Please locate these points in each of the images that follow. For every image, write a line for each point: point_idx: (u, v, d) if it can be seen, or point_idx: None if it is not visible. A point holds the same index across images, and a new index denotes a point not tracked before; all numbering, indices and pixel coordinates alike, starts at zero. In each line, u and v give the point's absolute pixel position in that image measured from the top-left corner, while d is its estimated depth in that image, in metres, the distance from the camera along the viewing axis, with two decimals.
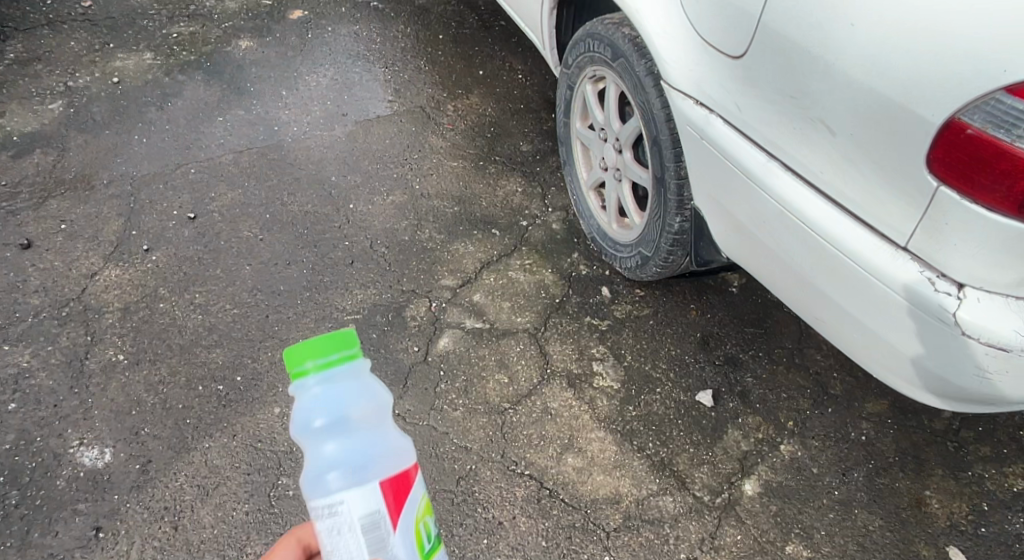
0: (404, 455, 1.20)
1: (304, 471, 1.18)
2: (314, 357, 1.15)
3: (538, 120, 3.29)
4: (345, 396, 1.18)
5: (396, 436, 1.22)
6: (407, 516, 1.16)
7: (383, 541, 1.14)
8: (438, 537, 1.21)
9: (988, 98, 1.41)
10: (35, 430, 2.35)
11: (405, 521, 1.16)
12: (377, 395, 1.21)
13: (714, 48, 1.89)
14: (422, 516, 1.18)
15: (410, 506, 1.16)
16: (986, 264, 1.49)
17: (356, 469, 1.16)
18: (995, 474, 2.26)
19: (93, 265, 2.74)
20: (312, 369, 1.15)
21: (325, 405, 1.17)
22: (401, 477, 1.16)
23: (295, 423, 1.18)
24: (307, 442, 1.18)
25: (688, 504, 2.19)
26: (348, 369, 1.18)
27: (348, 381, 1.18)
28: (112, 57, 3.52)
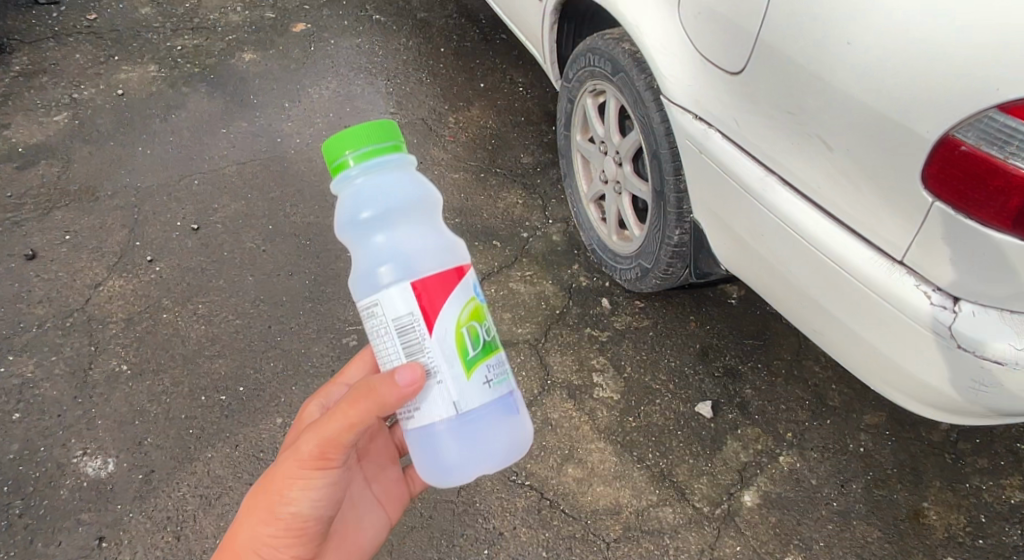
0: (444, 249, 1.44)
1: (356, 256, 1.45)
2: (355, 149, 1.43)
3: (539, 132, 3.31)
4: (388, 192, 1.44)
5: (440, 234, 1.47)
6: (451, 317, 1.40)
7: (417, 341, 1.39)
8: (486, 346, 1.44)
9: (981, 116, 1.43)
10: (40, 440, 2.38)
11: (444, 325, 1.39)
12: (419, 194, 1.47)
13: (711, 64, 1.92)
14: (467, 322, 1.42)
15: (452, 302, 1.40)
16: (980, 279, 1.51)
17: (394, 250, 1.42)
18: (992, 486, 2.28)
19: (97, 275, 2.76)
20: (353, 160, 1.43)
21: (370, 198, 1.44)
22: (438, 269, 1.40)
23: (344, 216, 1.45)
24: (356, 232, 1.46)
25: (687, 515, 2.22)
26: (391, 162, 1.45)
27: (390, 175, 1.45)
28: (117, 70, 3.55)
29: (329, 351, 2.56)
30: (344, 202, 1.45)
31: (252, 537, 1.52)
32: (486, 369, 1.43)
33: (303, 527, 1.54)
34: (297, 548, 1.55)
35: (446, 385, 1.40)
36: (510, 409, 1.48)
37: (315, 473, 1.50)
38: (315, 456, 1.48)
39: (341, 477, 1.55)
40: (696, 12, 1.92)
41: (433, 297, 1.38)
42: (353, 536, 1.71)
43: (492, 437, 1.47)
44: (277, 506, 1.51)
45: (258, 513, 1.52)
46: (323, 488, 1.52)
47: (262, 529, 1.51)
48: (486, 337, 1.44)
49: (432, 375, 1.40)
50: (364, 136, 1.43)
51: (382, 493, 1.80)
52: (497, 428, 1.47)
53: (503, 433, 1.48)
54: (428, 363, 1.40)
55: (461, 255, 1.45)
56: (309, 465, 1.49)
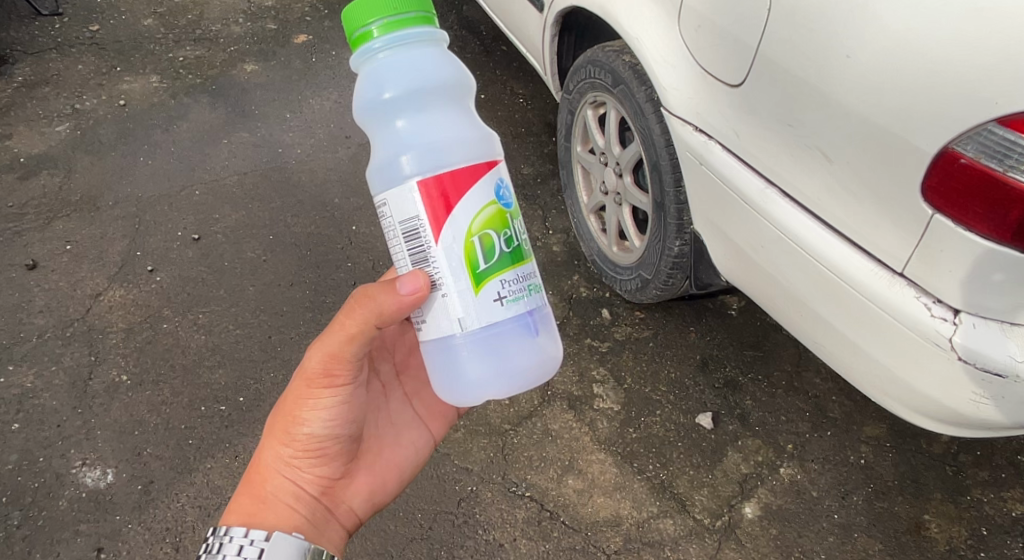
0: (466, 140, 1.46)
1: (377, 137, 1.48)
2: (382, 20, 1.43)
3: (539, 144, 3.32)
4: (411, 70, 1.45)
5: (464, 122, 1.48)
6: (463, 222, 1.43)
7: (424, 248, 1.44)
8: (502, 258, 1.46)
9: (980, 129, 1.44)
10: (39, 450, 2.38)
11: (453, 231, 1.42)
12: (445, 74, 1.47)
13: (711, 77, 1.92)
14: (480, 232, 1.44)
15: (464, 206, 1.42)
16: (981, 291, 1.51)
17: (413, 133, 1.45)
18: (993, 498, 2.27)
19: (97, 285, 2.77)
20: (378, 30, 1.43)
21: (394, 76, 1.45)
22: (459, 163, 1.43)
23: (366, 94, 1.47)
24: (377, 109, 1.48)
25: (688, 527, 2.22)
26: (420, 36, 1.46)
27: (416, 52, 1.46)
28: (119, 80, 3.57)
29: None
30: (368, 79, 1.47)
31: (273, 459, 1.66)
32: (500, 284, 1.45)
33: (321, 445, 1.67)
34: (319, 465, 1.67)
35: (450, 301, 1.44)
36: (531, 328, 1.50)
37: (320, 391, 1.64)
38: (319, 373, 1.63)
39: (351, 393, 1.68)
40: (696, 24, 1.92)
41: (448, 194, 1.41)
42: (390, 454, 1.81)
43: (510, 354, 1.51)
44: (291, 426, 1.65)
45: (276, 435, 1.66)
46: (332, 406, 1.65)
47: (279, 449, 1.66)
48: (504, 247, 1.46)
49: (437, 288, 1.44)
50: (392, 4, 1.43)
51: (424, 411, 1.89)
52: (513, 346, 1.51)
53: (520, 352, 1.52)
54: (432, 276, 1.44)
55: (485, 144, 1.47)
56: (315, 384, 1.64)
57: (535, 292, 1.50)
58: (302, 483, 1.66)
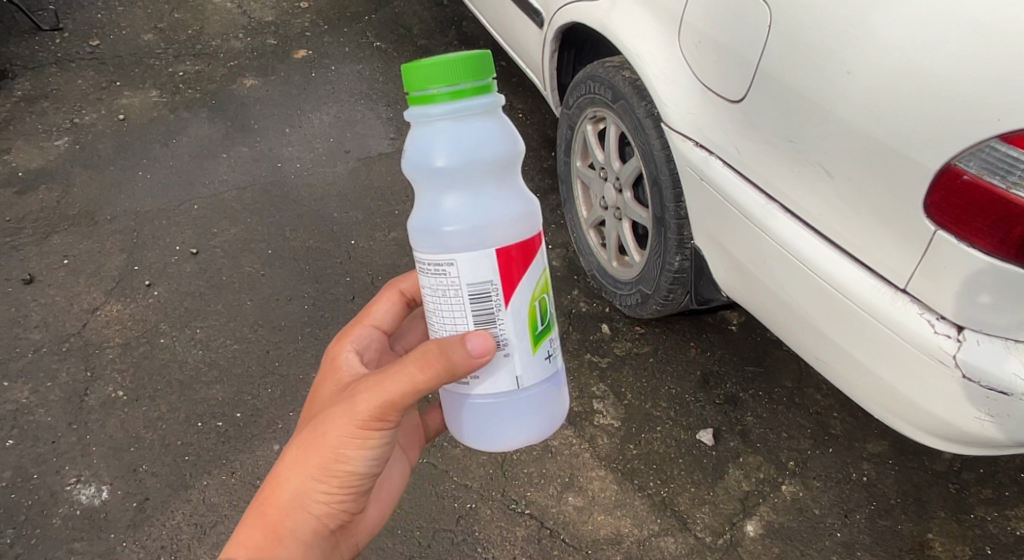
0: (519, 214, 1.44)
1: (426, 202, 1.45)
2: (442, 86, 1.39)
3: (539, 159, 3.31)
4: (467, 138, 1.42)
5: (516, 192, 1.46)
6: (527, 290, 1.45)
7: (493, 312, 1.44)
8: (550, 321, 1.51)
9: (983, 146, 1.43)
10: (33, 466, 2.35)
11: (522, 296, 1.44)
12: (503, 145, 1.44)
13: (712, 92, 1.92)
14: (539, 295, 1.48)
15: (529, 275, 1.44)
16: (985, 309, 1.50)
17: (467, 203, 1.42)
18: (997, 517, 2.25)
19: (94, 300, 2.75)
20: (439, 95, 1.39)
21: (450, 142, 1.41)
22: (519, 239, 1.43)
23: (418, 159, 1.43)
24: (428, 175, 1.44)
25: (689, 545, 2.20)
26: (479, 102, 1.42)
27: (473, 119, 1.43)
28: (118, 95, 3.57)
29: None
30: (423, 142, 1.43)
31: (302, 494, 1.52)
32: (549, 343, 1.51)
33: (356, 482, 1.55)
34: (347, 500, 1.57)
35: (512, 362, 1.47)
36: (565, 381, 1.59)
37: (370, 435, 1.50)
38: (372, 417, 1.48)
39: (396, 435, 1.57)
40: (696, 40, 1.92)
41: (513, 268, 1.42)
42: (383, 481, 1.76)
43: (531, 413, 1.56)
44: (328, 465, 1.51)
45: (308, 470, 1.51)
46: (376, 452, 1.53)
47: (312, 486, 1.51)
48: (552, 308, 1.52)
49: (503, 348, 1.46)
50: (455, 70, 1.39)
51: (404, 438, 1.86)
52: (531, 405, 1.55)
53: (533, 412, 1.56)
54: (500, 336, 1.45)
55: (534, 216, 1.47)
56: (366, 426, 1.49)
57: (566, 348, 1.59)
58: (326, 518, 1.55)
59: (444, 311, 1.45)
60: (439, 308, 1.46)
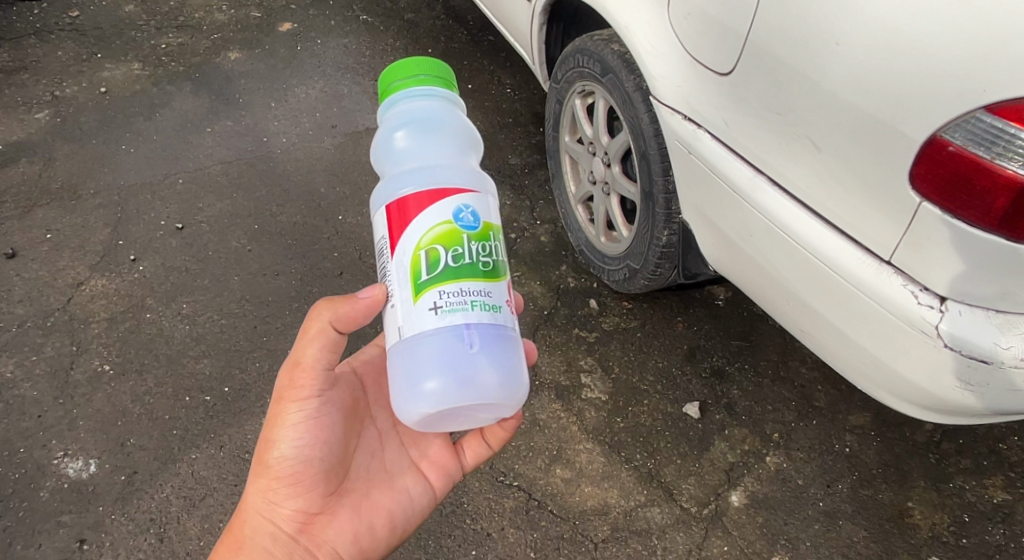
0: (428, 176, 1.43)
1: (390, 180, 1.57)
2: (402, 77, 1.53)
3: (527, 133, 3.27)
4: (415, 116, 1.51)
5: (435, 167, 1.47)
6: (413, 238, 1.38)
7: (385, 263, 1.43)
8: (448, 271, 1.36)
9: (968, 117, 1.44)
10: (19, 440, 2.35)
11: (408, 241, 1.38)
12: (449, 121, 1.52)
13: (701, 65, 1.92)
14: (428, 246, 1.37)
15: (411, 234, 1.38)
16: (966, 279, 1.52)
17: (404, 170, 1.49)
18: (976, 485, 2.29)
19: (79, 274, 2.73)
20: (388, 89, 1.54)
21: (403, 119, 1.51)
22: (402, 193, 1.41)
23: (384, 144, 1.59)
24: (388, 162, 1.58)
25: (675, 515, 2.23)
26: (419, 93, 1.52)
27: (419, 99, 1.52)
28: (100, 67, 3.52)
29: None
30: (380, 118, 1.55)
31: (255, 490, 1.58)
32: (439, 295, 1.36)
33: (296, 469, 1.57)
34: (301, 490, 1.57)
35: (397, 311, 1.39)
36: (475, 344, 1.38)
37: (288, 408, 1.59)
38: (285, 389, 1.60)
39: (327, 413, 1.62)
40: (686, 13, 1.93)
41: (402, 217, 1.40)
42: (380, 496, 1.65)
43: (488, 357, 1.38)
44: (262, 452, 1.59)
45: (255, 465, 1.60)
46: (296, 424, 1.58)
47: (256, 479, 1.58)
48: (451, 263, 1.37)
49: (391, 298, 1.41)
50: (395, 74, 1.54)
51: (420, 459, 1.71)
52: (482, 350, 1.38)
53: (489, 365, 1.39)
54: (388, 286, 1.41)
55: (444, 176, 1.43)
56: (284, 402, 1.59)
57: (483, 308, 1.37)
58: (286, 516, 1.56)
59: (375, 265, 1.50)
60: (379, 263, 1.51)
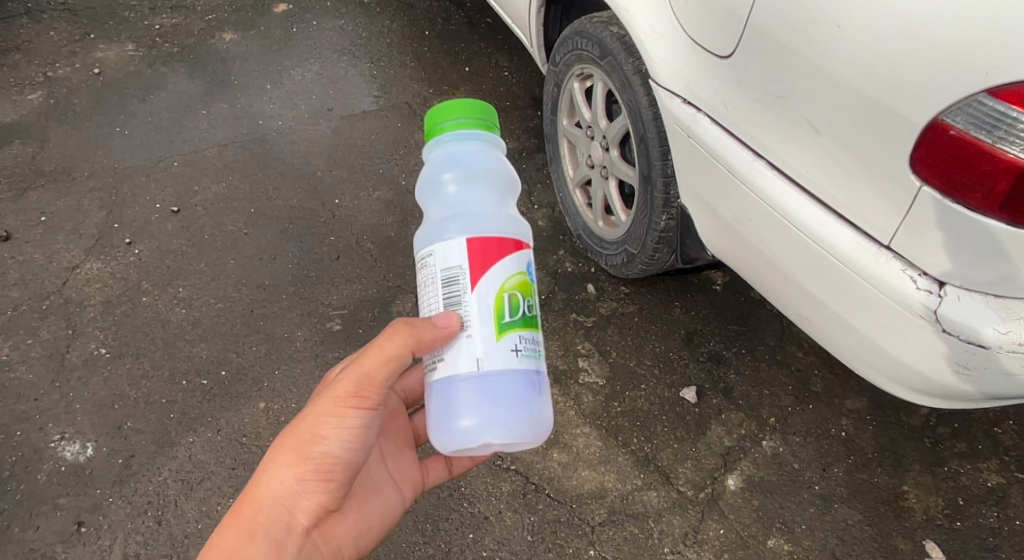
0: (493, 220, 1.46)
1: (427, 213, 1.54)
2: (458, 115, 1.52)
3: (524, 117, 3.26)
4: (468, 159, 1.53)
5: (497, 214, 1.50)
6: (495, 281, 1.41)
7: (459, 295, 1.41)
8: (525, 318, 1.43)
9: (970, 100, 1.44)
10: (16, 423, 2.35)
11: (491, 282, 1.41)
12: (503, 163, 1.55)
13: (702, 48, 1.91)
14: (511, 289, 1.42)
15: (493, 277, 1.41)
16: (965, 263, 1.52)
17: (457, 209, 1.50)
18: (970, 469, 2.30)
19: (74, 257, 2.72)
20: (442, 126, 1.52)
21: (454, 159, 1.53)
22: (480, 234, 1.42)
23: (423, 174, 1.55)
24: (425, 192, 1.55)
25: (672, 499, 2.24)
26: (476, 136, 1.53)
27: (475, 142, 1.53)
28: (93, 48, 3.48)
29: (313, 336, 2.54)
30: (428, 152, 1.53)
31: (283, 478, 1.50)
32: (519, 339, 1.42)
33: (331, 474, 1.52)
34: (328, 490, 1.53)
35: (477, 340, 1.40)
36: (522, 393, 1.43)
37: (348, 414, 1.50)
38: (350, 393, 1.50)
39: (374, 425, 1.56)
40: None
41: (481, 258, 1.41)
42: (369, 504, 1.67)
43: (532, 411, 1.44)
44: (306, 447, 1.50)
45: (290, 454, 1.50)
46: (352, 432, 1.51)
47: (286, 470, 1.50)
48: (527, 311, 1.44)
49: (464, 327, 1.40)
50: (452, 112, 1.52)
51: (397, 474, 1.76)
52: (526, 401, 1.43)
53: (530, 420, 1.44)
54: (464, 316, 1.40)
55: (508, 220, 1.47)
56: (344, 407, 1.50)
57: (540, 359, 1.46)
58: (305, 511, 1.52)
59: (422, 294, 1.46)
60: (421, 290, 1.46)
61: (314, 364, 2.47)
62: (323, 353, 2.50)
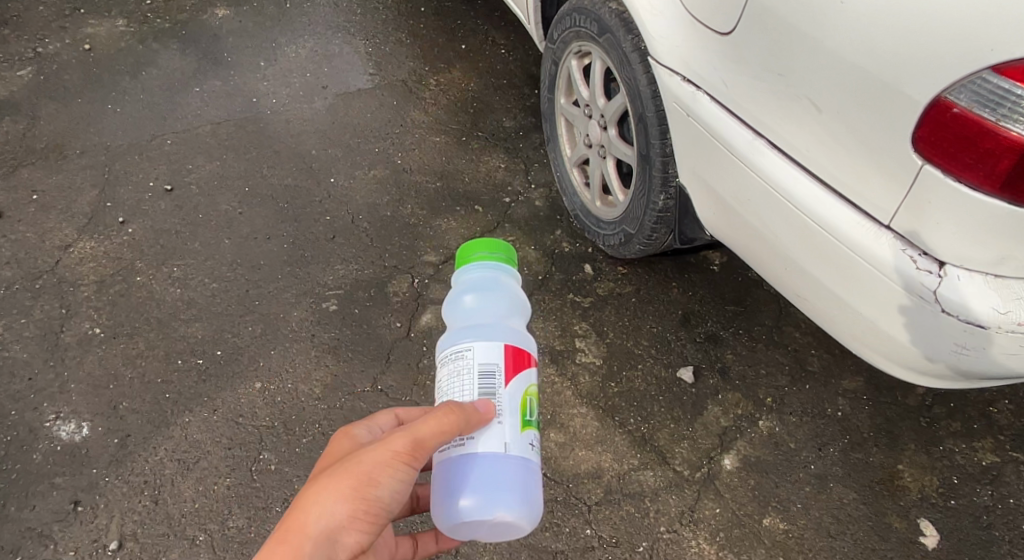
0: (522, 336, 1.49)
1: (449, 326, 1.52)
2: (485, 249, 1.57)
3: (521, 95, 3.23)
4: (495, 289, 1.56)
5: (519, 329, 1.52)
6: (523, 383, 1.42)
7: (494, 388, 1.39)
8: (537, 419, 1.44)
9: (974, 77, 1.43)
10: (11, 403, 2.33)
11: (520, 384, 1.41)
12: (527, 299, 1.59)
13: (703, 25, 1.89)
14: (534, 395, 1.44)
15: (522, 380, 1.42)
16: (965, 243, 1.52)
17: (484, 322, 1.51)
18: (965, 448, 2.32)
19: (67, 236, 2.69)
20: (474, 258, 1.56)
21: (479, 287, 1.57)
22: (513, 340, 1.45)
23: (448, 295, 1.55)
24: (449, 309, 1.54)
25: (668, 479, 2.24)
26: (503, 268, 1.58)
27: (502, 274, 1.57)
28: (83, 24, 3.44)
29: (309, 316, 2.53)
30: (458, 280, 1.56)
31: (332, 512, 1.34)
32: (535, 437, 1.42)
33: (376, 523, 1.38)
34: (368, 536, 1.38)
35: (504, 428, 1.38)
36: (523, 484, 1.39)
37: (404, 468, 1.38)
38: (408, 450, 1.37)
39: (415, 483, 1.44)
40: None
41: (515, 364, 1.42)
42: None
43: (531, 501, 1.40)
44: (358, 487, 1.35)
45: (343, 495, 1.35)
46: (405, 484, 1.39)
47: (340, 504, 1.34)
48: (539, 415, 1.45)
49: (498, 416, 1.38)
50: (484, 243, 1.57)
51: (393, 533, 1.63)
52: (527, 491, 1.40)
53: (528, 508, 1.40)
54: (499, 405, 1.38)
55: (533, 343, 1.50)
56: (399, 459, 1.37)
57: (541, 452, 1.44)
58: (343, 552, 1.36)
59: (448, 387, 1.41)
60: (445, 384, 1.42)
61: (311, 344, 2.47)
62: (319, 333, 2.49)
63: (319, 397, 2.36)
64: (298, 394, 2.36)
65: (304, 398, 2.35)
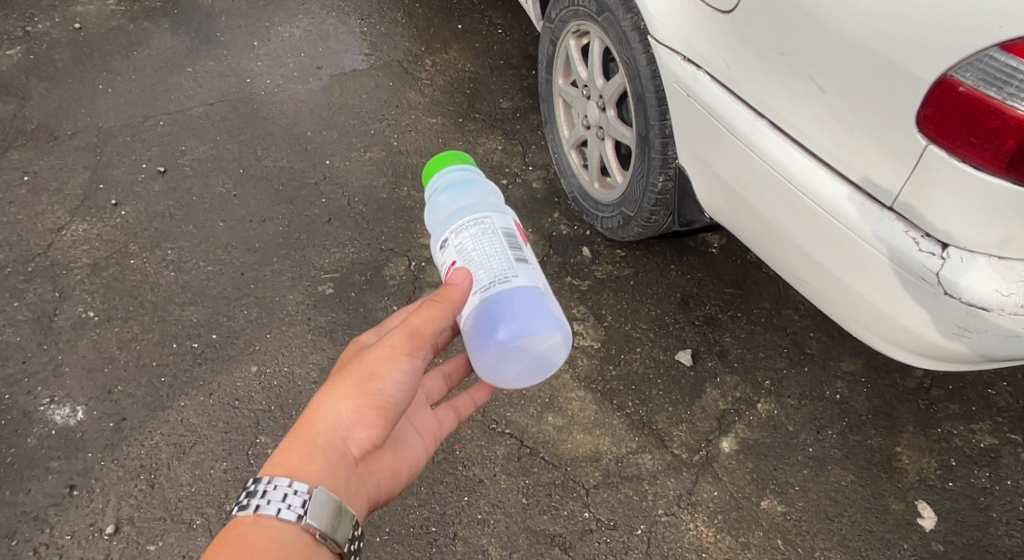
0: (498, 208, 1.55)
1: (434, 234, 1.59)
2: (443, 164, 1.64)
3: (518, 76, 3.20)
4: (464, 183, 1.61)
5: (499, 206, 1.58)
6: (507, 239, 1.49)
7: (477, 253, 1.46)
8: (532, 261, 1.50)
9: (980, 56, 1.41)
10: (4, 387, 2.31)
11: (501, 240, 1.48)
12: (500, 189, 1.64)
13: (704, 4, 1.87)
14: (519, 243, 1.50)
15: (503, 237, 1.48)
16: (969, 225, 1.51)
17: (463, 206, 1.56)
18: (963, 430, 2.32)
19: (59, 219, 2.66)
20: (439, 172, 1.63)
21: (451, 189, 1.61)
22: (485, 212, 1.51)
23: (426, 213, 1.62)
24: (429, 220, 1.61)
25: (666, 461, 2.24)
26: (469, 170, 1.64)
27: (469, 174, 1.63)
28: (73, 3, 3.40)
29: (305, 299, 2.51)
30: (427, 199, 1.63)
31: (341, 407, 1.43)
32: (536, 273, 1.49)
33: (385, 416, 1.46)
34: (380, 429, 1.46)
35: (498, 266, 1.45)
36: (541, 303, 1.46)
37: (405, 360, 1.45)
38: (406, 341, 1.45)
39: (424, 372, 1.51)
40: None
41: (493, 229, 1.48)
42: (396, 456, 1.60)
43: (552, 313, 1.47)
44: (363, 383, 1.43)
45: (348, 391, 1.43)
46: (407, 378, 1.46)
47: (347, 403, 1.43)
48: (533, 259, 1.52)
49: (480, 274, 1.44)
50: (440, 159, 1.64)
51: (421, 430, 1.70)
52: (546, 308, 1.47)
53: (555, 321, 1.47)
54: (479, 262, 1.45)
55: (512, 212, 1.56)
56: (399, 350, 1.45)
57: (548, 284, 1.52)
58: (358, 444, 1.45)
59: (443, 274, 1.50)
60: (442, 274, 1.50)
61: (307, 327, 2.45)
62: (316, 316, 2.47)
63: (315, 380, 2.34)
64: (295, 378, 2.35)
65: (300, 381, 2.34)
